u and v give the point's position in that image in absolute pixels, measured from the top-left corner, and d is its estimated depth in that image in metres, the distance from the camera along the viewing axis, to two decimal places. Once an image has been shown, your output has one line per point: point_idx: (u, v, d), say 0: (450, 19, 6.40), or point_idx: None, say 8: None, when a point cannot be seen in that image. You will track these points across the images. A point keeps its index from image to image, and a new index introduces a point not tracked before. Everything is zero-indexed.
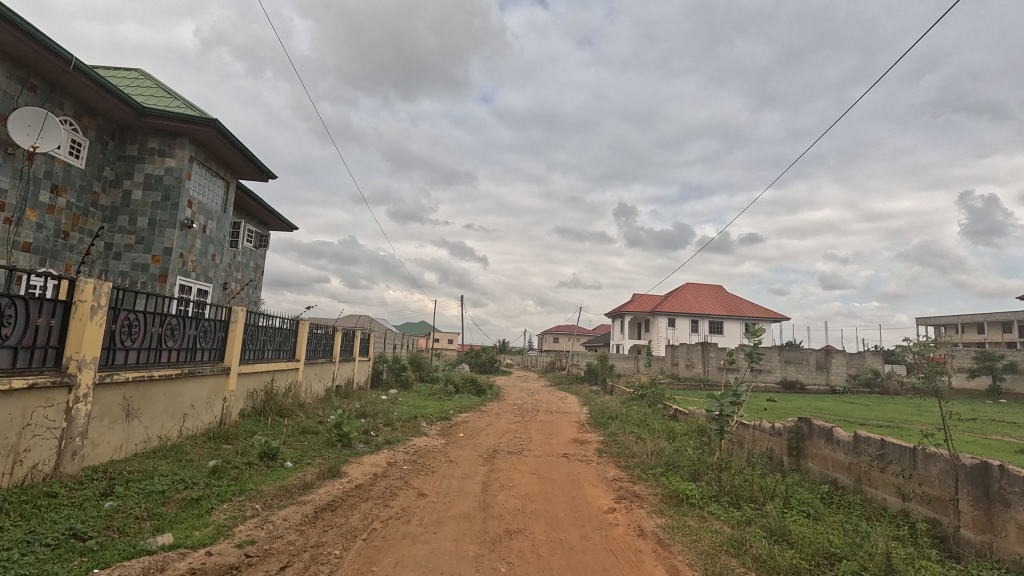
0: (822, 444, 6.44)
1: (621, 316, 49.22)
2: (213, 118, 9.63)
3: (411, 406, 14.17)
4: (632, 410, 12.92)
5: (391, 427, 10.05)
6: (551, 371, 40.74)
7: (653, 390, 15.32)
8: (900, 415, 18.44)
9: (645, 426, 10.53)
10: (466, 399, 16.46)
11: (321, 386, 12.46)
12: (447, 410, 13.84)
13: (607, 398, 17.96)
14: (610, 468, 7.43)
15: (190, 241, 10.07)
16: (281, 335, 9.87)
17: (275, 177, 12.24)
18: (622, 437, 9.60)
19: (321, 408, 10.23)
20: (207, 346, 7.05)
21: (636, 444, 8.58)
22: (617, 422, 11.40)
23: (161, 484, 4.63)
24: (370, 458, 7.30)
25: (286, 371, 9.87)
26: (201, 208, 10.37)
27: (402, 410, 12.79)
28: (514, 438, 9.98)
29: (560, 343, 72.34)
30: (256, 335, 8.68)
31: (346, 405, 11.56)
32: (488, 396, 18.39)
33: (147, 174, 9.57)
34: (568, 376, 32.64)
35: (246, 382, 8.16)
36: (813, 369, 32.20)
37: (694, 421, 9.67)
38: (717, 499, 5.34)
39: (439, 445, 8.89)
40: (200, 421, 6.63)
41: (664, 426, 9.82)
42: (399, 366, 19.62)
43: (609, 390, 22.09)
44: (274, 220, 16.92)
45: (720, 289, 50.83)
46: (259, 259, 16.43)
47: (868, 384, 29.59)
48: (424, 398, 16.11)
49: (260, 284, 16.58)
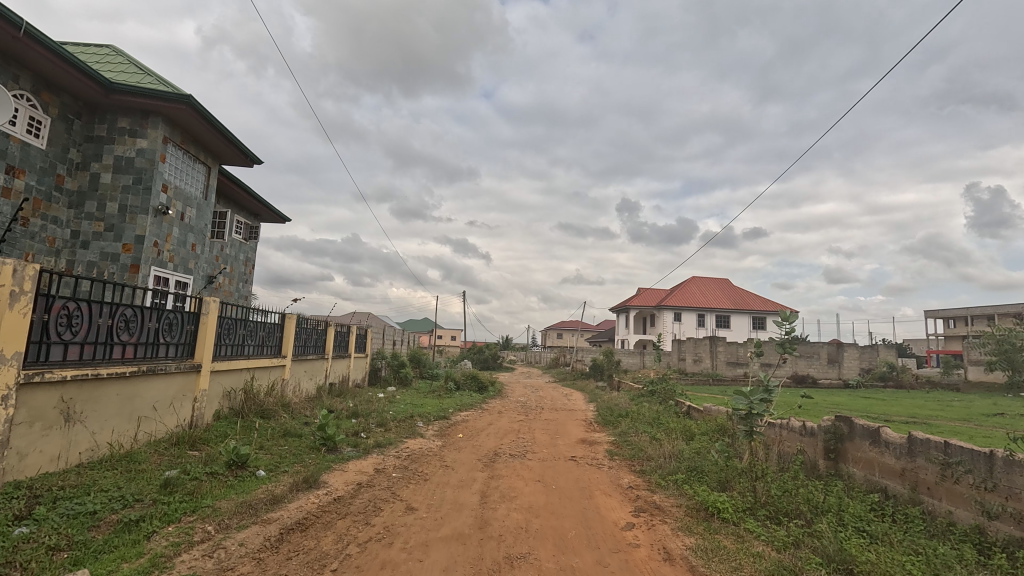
0: (867, 447, 5.66)
1: (626, 311, 48.42)
2: (188, 95, 8.87)
3: (409, 404, 13.45)
4: (643, 407, 12.14)
5: (385, 428, 9.33)
6: (556, 367, 39.99)
7: (664, 386, 14.54)
8: (921, 410, 17.62)
9: (659, 425, 9.78)
10: (467, 396, 15.74)
11: (312, 384, 11.75)
12: (447, 408, 13.10)
13: (614, 394, 17.21)
14: (624, 473, 6.68)
15: (166, 228, 9.35)
16: (265, 330, 9.14)
17: (260, 162, 11.51)
18: (635, 437, 8.83)
19: (309, 408, 9.50)
20: (173, 341, 6.32)
21: (651, 446, 7.81)
22: (628, 421, 10.64)
23: (98, 502, 3.89)
24: (356, 464, 6.55)
25: (270, 369, 9.14)
26: (178, 193, 9.64)
27: (399, 409, 12.06)
28: (518, 439, 9.23)
29: (564, 339, 71.60)
30: (234, 329, 7.95)
31: (338, 405, 10.83)
32: (490, 393, 17.67)
33: (116, 156, 8.82)
34: (573, 372, 31.91)
35: (221, 381, 7.43)
36: (825, 363, 31.35)
37: (713, 420, 8.89)
38: (753, 514, 4.58)
39: (436, 447, 8.16)
40: (162, 425, 5.90)
41: (681, 425, 9.04)
42: (398, 362, 18.92)
43: (617, 386, 21.31)
44: (266, 211, 16.22)
45: (727, 282, 49.90)
46: (249, 251, 15.74)
47: (883, 377, 28.72)
48: (423, 396, 15.38)
49: (250, 278, 15.87)
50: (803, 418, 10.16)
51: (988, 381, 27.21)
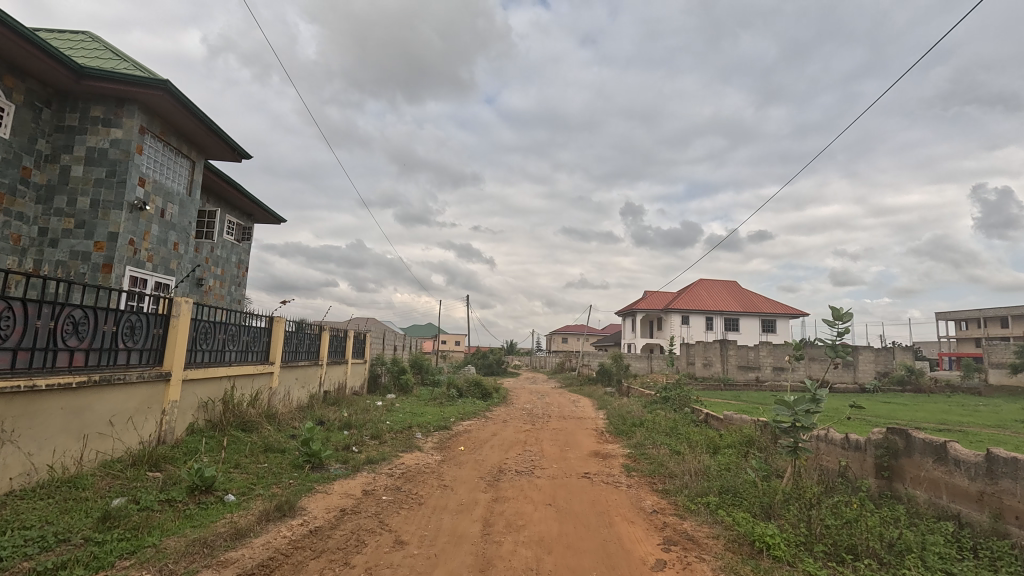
0: (931, 465, 4.88)
1: (632, 315, 47.60)
2: (165, 80, 8.18)
3: (409, 413, 12.71)
4: (659, 416, 11.33)
5: (380, 440, 8.60)
6: (561, 372, 39.14)
7: (679, 391, 13.74)
8: (948, 415, 16.78)
9: (679, 436, 8.98)
10: (470, 404, 14.98)
11: (304, 392, 11.03)
12: (448, 417, 12.36)
13: (624, 401, 16.42)
14: (644, 493, 5.91)
15: (144, 226, 8.68)
16: (249, 334, 8.43)
17: (249, 156, 10.87)
18: (653, 450, 8.04)
19: (298, 419, 8.78)
20: (136, 347, 5.61)
21: (674, 462, 7.01)
22: (643, 431, 9.87)
23: (10, 545, 3.16)
24: (343, 485, 5.81)
25: (255, 376, 8.42)
26: (157, 188, 8.98)
27: (397, 419, 11.32)
28: (524, 452, 8.45)
29: (569, 343, 70.70)
30: (212, 333, 7.23)
31: (331, 415, 10.09)
32: (495, 400, 16.90)
33: (88, 147, 8.16)
34: (579, 377, 31.09)
35: (196, 390, 6.71)
36: (839, 366, 30.48)
37: (739, 430, 8.08)
38: (810, 551, 3.80)
39: (433, 463, 7.38)
40: (121, 442, 5.18)
41: (704, 437, 8.23)
42: (399, 368, 18.19)
43: (626, 392, 20.48)
44: (260, 211, 15.58)
45: (735, 285, 48.99)
46: (242, 253, 15.08)
47: (901, 381, 27.78)
48: (424, 403, 14.65)
49: (243, 281, 15.20)
50: (835, 428, 9.33)
51: (1011, 384, 26.26)
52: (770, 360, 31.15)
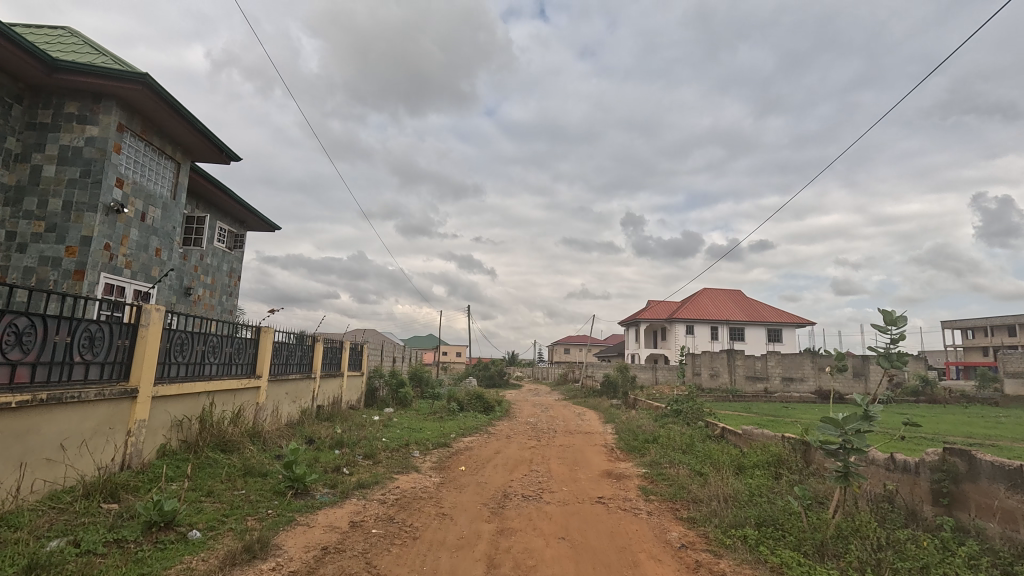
0: (1005, 493, 4.21)
1: (636, 325, 46.90)
2: (144, 73, 7.64)
3: (407, 428, 12.04)
4: (673, 432, 10.64)
5: (374, 460, 7.93)
6: (564, 384, 38.36)
7: (691, 404, 13.07)
8: (972, 428, 16.04)
9: (698, 454, 8.31)
10: (472, 418, 14.30)
11: (295, 408, 10.38)
12: (448, 433, 11.69)
13: (633, 414, 15.73)
14: (667, 522, 5.25)
15: (122, 229, 8.11)
16: (232, 345, 7.80)
17: (238, 157, 10.34)
18: (672, 471, 7.37)
19: (285, 438, 8.14)
20: (96, 359, 5.00)
21: (698, 486, 6.34)
22: (657, 448, 9.20)
23: None
24: (328, 515, 5.15)
25: (238, 391, 7.79)
26: (136, 190, 8.42)
27: (394, 435, 10.65)
28: (530, 473, 7.77)
29: (572, 354, 69.92)
30: (189, 344, 6.61)
31: (322, 432, 9.43)
32: (497, 414, 16.21)
33: (61, 146, 7.61)
34: (583, 388, 30.36)
35: (169, 408, 6.08)
36: (849, 377, 29.87)
37: (764, 449, 7.41)
38: None
39: (431, 487, 6.71)
40: (73, 469, 4.54)
41: (727, 455, 7.56)
42: (397, 381, 17.53)
43: (633, 404, 19.78)
44: (253, 218, 15.03)
45: (740, 294, 48.32)
46: (234, 262, 14.52)
47: (915, 392, 27.03)
48: (423, 418, 13.98)
49: (235, 291, 14.61)
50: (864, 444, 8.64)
51: None
52: (779, 370, 30.43)
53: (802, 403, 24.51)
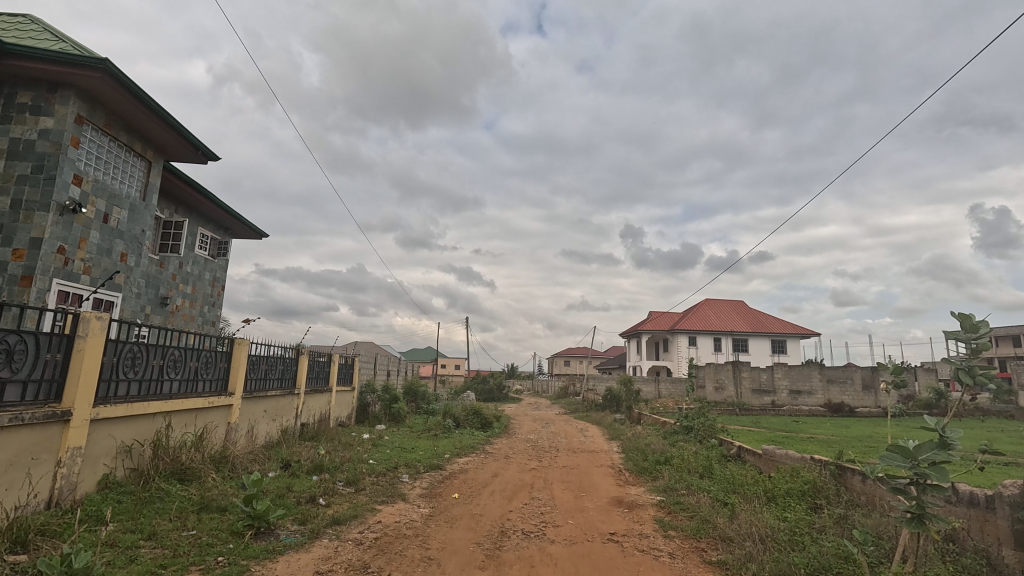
0: None
1: (637, 336, 46.07)
2: (103, 59, 6.91)
3: (398, 448, 11.18)
4: (688, 453, 9.77)
5: (357, 487, 7.11)
6: (565, 397, 37.37)
7: (703, 420, 12.23)
8: (998, 444, 15.22)
9: (719, 480, 7.45)
10: (468, 436, 13.44)
11: (275, 427, 9.54)
12: (442, 453, 10.84)
13: (639, 431, 14.91)
14: (694, 569, 4.43)
15: (80, 231, 7.36)
16: (199, 360, 7.00)
17: (216, 157, 9.63)
18: (691, 500, 6.55)
19: (257, 463, 7.30)
20: (15, 377, 4.21)
21: (725, 521, 5.50)
22: (671, 471, 8.37)
23: None
24: (291, 562, 4.32)
25: (205, 411, 6.98)
26: (98, 189, 7.69)
27: (382, 456, 9.82)
28: (531, 501, 6.91)
29: (571, 366, 68.96)
30: (143, 358, 5.82)
31: (302, 454, 8.59)
32: (495, 431, 15.33)
33: (12, 139, 6.89)
34: (584, 403, 29.42)
35: (114, 433, 5.28)
36: (858, 389, 29.08)
37: (796, 476, 6.56)
38: None
39: (418, 520, 5.87)
40: None
41: (754, 483, 6.71)
42: (390, 396, 16.66)
43: (638, 420, 18.92)
44: (239, 225, 14.29)
45: (743, 305, 47.56)
46: (218, 270, 13.76)
47: (928, 406, 26.17)
48: (416, 436, 13.13)
49: (218, 301, 13.82)
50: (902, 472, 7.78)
51: None
52: (786, 383, 29.57)
53: (812, 417, 23.62)
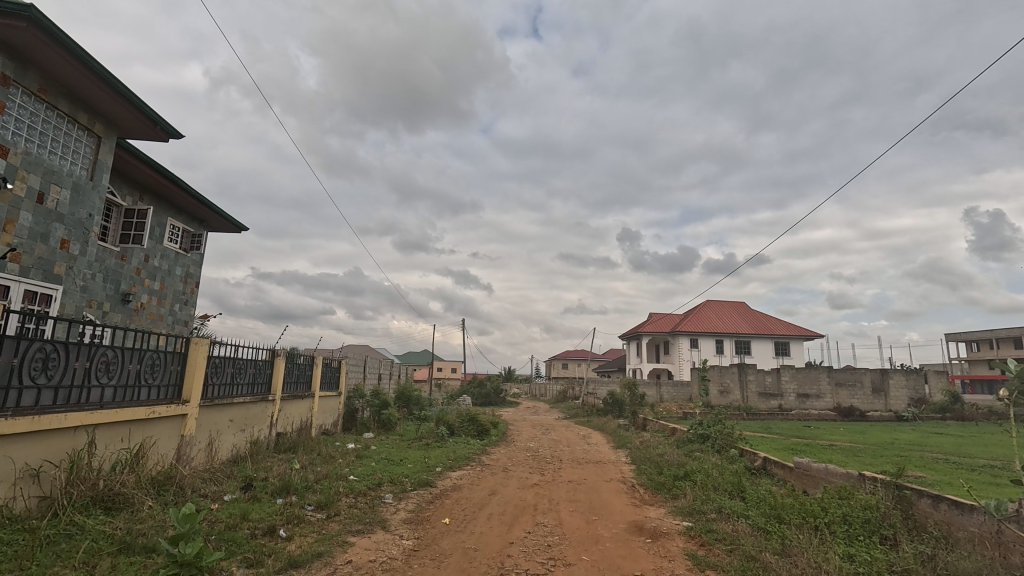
0: None
1: (638, 338, 45.05)
2: (30, 7, 5.83)
3: (384, 459, 10.07)
4: (711, 467, 8.67)
5: (330, 512, 6.02)
6: (563, 402, 36.25)
7: (720, 427, 11.17)
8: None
9: (756, 503, 6.36)
10: (463, 445, 12.35)
11: (244, 438, 8.44)
12: (434, 465, 9.77)
13: (647, 439, 13.88)
14: None
15: (5, 212, 6.29)
16: (143, 362, 5.92)
17: (179, 135, 8.59)
18: (727, 528, 5.49)
19: (212, 485, 6.21)
20: None
21: (778, 560, 4.42)
22: (697, 488, 7.31)
23: None
24: None
25: (147, 422, 5.87)
26: (30, 163, 6.62)
27: (366, 471, 8.74)
28: (535, 530, 5.84)
29: (569, 369, 67.87)
30: (60, 361, 4.74)
31: (270, 471, 7.49)
32: (492, 439, 14.24)
33: None
34: (585, 407, 28.33)
35: (12, 453, 4.19)
36: (868, 392, 28.18)
37: (854, 501, 5.48)
38: None
39: (397, 559, 4.78)
40: None
41: (802, 507, 5.63)
42: (380, 401, 15.56)
43: (643, 427, 17.86)
44: (216, 217, 13.20)
45: (745, 306, 46.69)
46: (191, 265, 12.67)
47: (941, 410, 25.28)
48: (406, 446, 12.04)
49: (190, 299, 12.70)
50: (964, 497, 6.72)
51: None
52: (794, 386, 28.61)
53: (823, 422, 22.65)
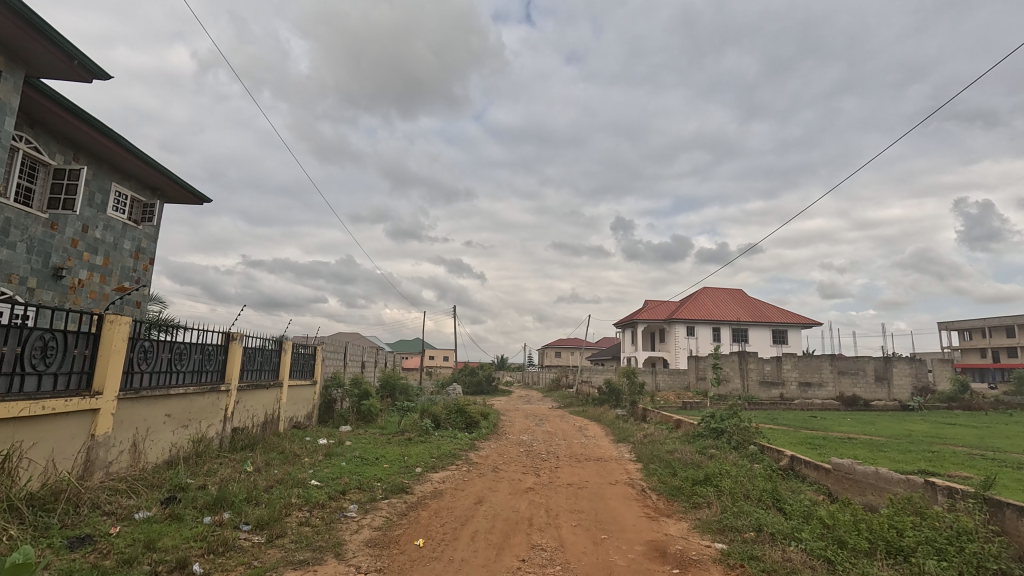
0: None
1: (633, 326, 44.06)
2: None
3: (357, 458, 8.81)
4: (734, 469, 7.49)
5: (271, 534, 4.74)
6: (557, 390, 35.28)
7: (735, 420, 10.02)
8: None
9: (804, 522, 5.15)
10: (449, 440, 11.12)
11: (186, 436, 7.13)
12: (415, 465, 8.51)
13: (651, 432, 12.73)
14: None
15: None
16: (28, 344, 4.62)
17: (107, 76, 7.20)
18: (778, 556, 4.29)
19: (121, 500, 4.90)
20: None
21: None
22: (726, 496, 6.12)
23: None
24: None
25: (32, 421, 4.56)
26: None
27: (331, 473, 7.47)
28: (530, 556, 4.63)
29: (563, 358, 66.87)
30: None
31: (210, 479, 6.18)
32: (482, 432, 13.06)
33: None
34: (580, 396, 27.29)
35: None
36: (871, 381, 27.30)
37: (938, 522, 4.29)
38: None
39: None
40: None
41: (872, 529, 4.43)
42: (360, 391, 14.30)
43: (643, 418, 16.74)
44: (172, 186, 11.76)
45: (742, 294, 45.79)
46: (142, 239, 11.27)
47: (947, 400, 24.46)
48: (385, 441, 10.79)
49: (143, 276, 11.31)
50: None
51: None
52: (795, 374, 27.80)
53: (828, 412, 21.70)
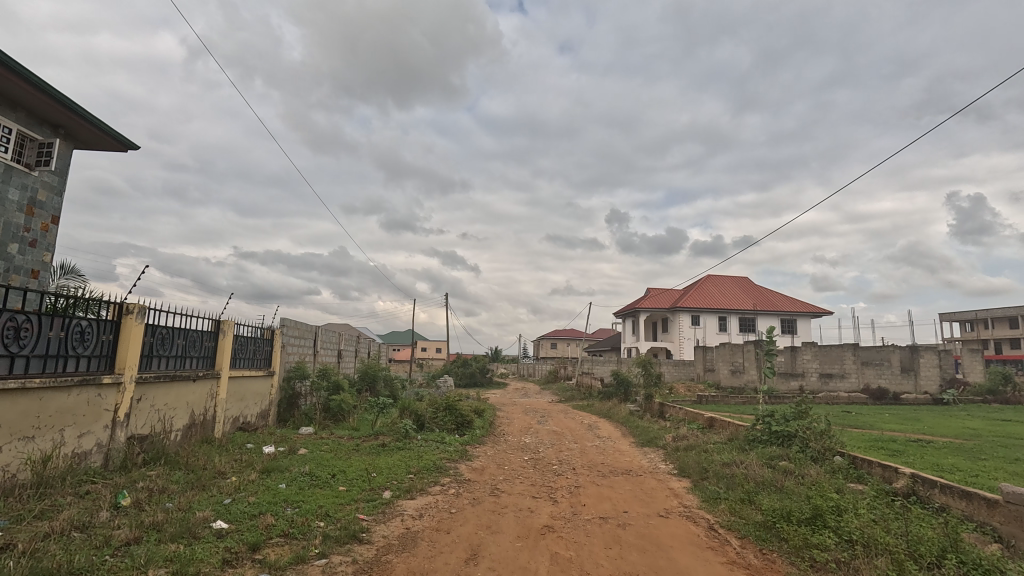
0: None
1: (635, 315, 41.92)
2: None
3: (304, 476, 6.39)
4: (846, 501, 5.12)
5: None
6: (556, 383, 33.06)
7: (807, 423, 7.68)
8: None
9: None
10: (435, 446, 8.74)
11: (24, 453, 4.69)
12: (381, 489, 6.07)
13: (683, 435, 10.39)
14: None
15: None
16: None
17: None
18: None
19: None
20: None
21: None
22: (877, 556, 3.74)
23: None
24: None
25: None
26: None
27: (253, 505, 5.05)
28: None
29: (559, 349, 64.82)
30: None
31: (27, 532, 3.75)
32: (476, 434, 10.69)
33: None
34: (582, 389, 25.15)
35: None
36: (897, 372, 25.05)
37: None
38: None
39: None
40: None
41: None
42: (330, 384, 11.89)
43: (661, 416, 14.46)
44: (84, 126, 9.23)
45: (748, 282, 43.62)
46: (39, 190, 8.77)
47: (984, 394, 22.40)
48: (351, 449, 8.37)
49: (40, 237, 8.83)
50: None
51: None
52: (815, 365, 25.77)
53: (859, 406, 19.52)
